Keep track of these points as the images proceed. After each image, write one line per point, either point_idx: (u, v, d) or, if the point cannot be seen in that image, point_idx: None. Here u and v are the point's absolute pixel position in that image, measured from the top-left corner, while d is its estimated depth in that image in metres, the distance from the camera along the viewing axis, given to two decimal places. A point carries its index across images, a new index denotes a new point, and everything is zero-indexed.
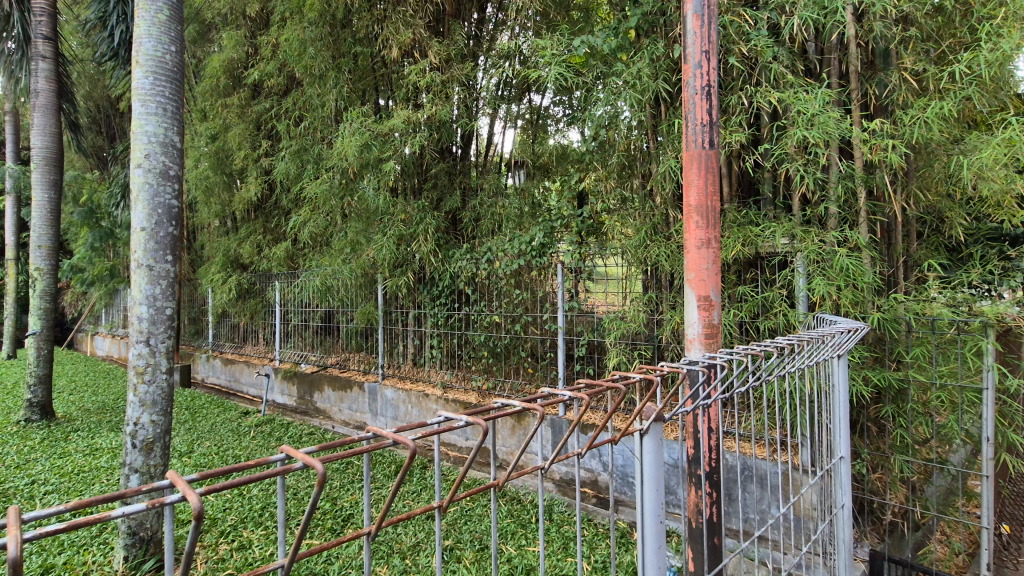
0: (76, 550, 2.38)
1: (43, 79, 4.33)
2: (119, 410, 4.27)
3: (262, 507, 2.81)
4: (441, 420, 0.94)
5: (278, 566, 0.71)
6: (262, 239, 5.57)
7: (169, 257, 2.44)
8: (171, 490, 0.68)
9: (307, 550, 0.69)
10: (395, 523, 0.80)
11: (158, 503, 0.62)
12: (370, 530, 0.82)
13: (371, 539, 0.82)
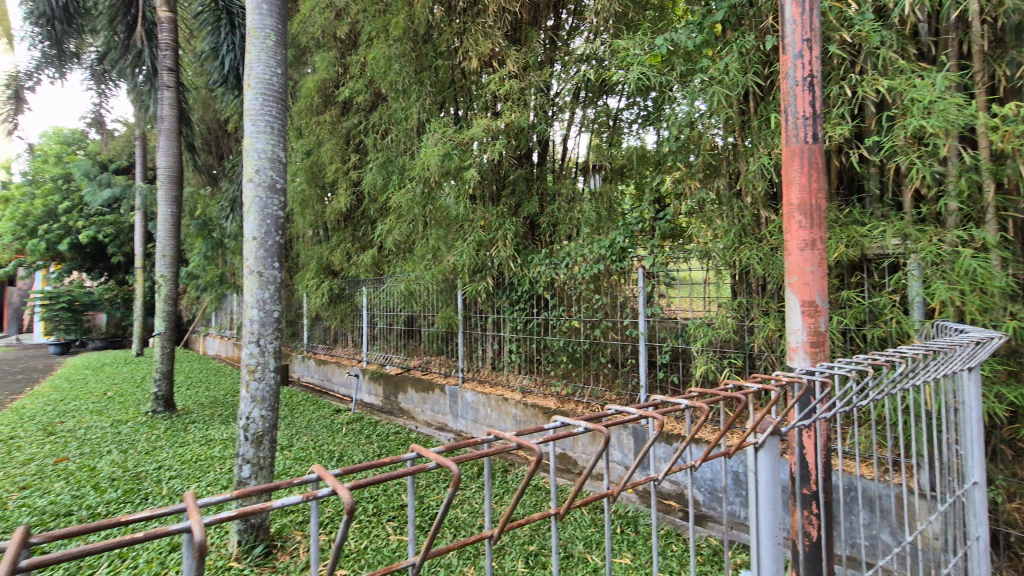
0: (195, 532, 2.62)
1: (167, 107, 4.85)
2: (228, 405, 4.65)
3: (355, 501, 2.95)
4: (561, 424, 0.99)
5: (409, 566, 0.77)
6: (351, 247, 5.87)
7: (276, 264, 2.64)
8: (317, 483, 0.78)
9: (434, 550, 0.77)
10: (516, 527, 0.87)
11: (309, 497, 0.72)
12: (492, 534, 0.90)
13: (492, 542, 0.91)
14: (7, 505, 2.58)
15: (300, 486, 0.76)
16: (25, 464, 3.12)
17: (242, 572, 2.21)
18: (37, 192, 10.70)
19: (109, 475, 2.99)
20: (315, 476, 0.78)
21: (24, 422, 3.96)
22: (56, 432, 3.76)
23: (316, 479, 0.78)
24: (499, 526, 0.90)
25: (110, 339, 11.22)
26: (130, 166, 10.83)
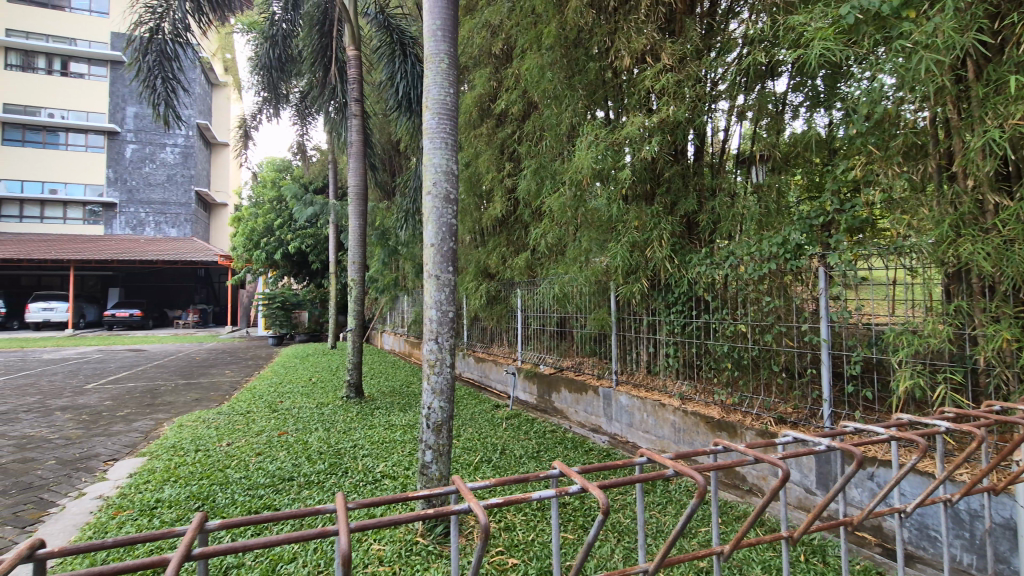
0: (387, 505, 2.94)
1: (355, 132, 5.58)
2: (404, 395, 5.18)
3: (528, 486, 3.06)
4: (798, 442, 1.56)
5: (643, 568, 1.21)
6: (506, 251, 6.15)
7: (451, 268, 2.85)
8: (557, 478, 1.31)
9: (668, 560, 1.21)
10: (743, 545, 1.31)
11: (562, 492, 1.18)
12: (723, 550, 1.34)
13: (724, 557, 1.34)
14: (249, 467, 3.18)
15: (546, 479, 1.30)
16: (259, 435, 3.82)
17: (427, 547, 2.41)
18: (259, 211, 13.04)
19: (318, 449, 3.52)
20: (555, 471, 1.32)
21: (256, 400, 4.85)
22: (278, 410, 4.54)
23: (558, 473, 1.31)
24: (729, 543, 1.34)
25: (311, 333, 13.29)
26: (324, 185, 12.66)
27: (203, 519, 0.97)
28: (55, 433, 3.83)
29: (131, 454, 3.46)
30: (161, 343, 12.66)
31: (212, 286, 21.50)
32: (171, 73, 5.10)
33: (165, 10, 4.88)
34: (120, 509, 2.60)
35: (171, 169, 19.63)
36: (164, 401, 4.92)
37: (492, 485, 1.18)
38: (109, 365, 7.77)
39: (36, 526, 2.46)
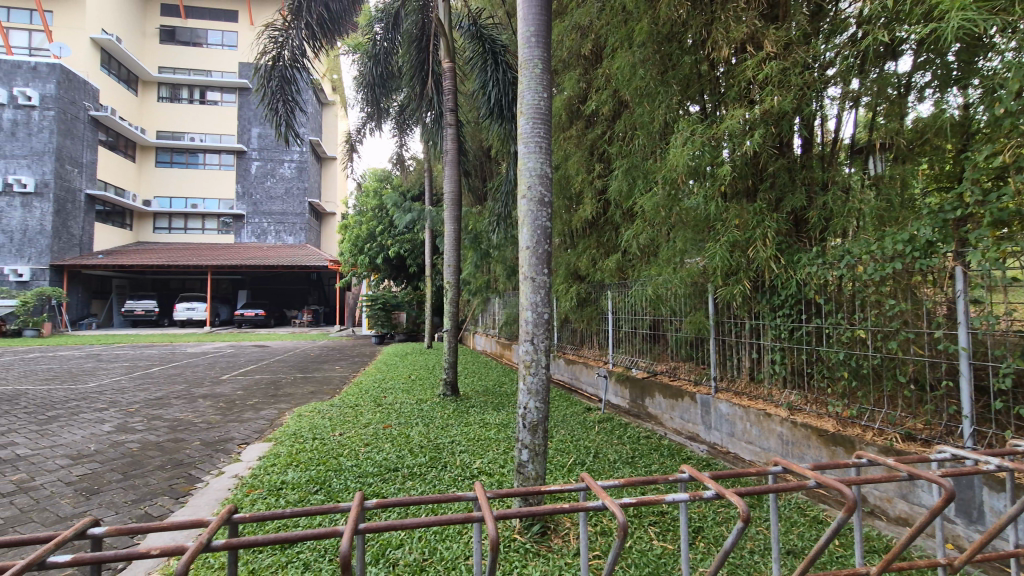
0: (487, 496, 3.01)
1: (450, 141, 5.82)
2: (498, 394, 5.32)
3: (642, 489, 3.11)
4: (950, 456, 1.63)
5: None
6: (596, 253, 6.09)
7: (546, 270, 2.84)
8: (688, 481, 1.43)
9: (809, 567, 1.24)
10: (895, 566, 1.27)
11: (698, 496, 1.26)
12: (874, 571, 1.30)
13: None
14: (359, 456, 3.43)
15: (676, 482, 1.41)
16: (366, 427, 4.10)
17: (524, 545, 2.45)
18: (363, 219, 13.99)
19: (419, 443, 3.71)
20: (684, 475, 1.43)
21: (363, 394, 5.22)
22: (382, 404, 4.85)
23: (688, 477, 1.42)
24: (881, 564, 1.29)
25: (409, 333, 14.05)
26: (421, 192, 13.31)
27: (360, 500, 1.21)
28: (199, 417, 4.37)
29: (260, 439, 3.87)
30: (280, 340, 14.01)
31: (322, 288, 23.41)
32: (290, 95, 5.62)
33: (285, 39, 5.44)
34: (253, 487, 2.92)
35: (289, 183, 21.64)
36: (285, 393, 5.44)
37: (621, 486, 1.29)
38: (240, 359, 8.74)
39: (187, 497, 2.84)
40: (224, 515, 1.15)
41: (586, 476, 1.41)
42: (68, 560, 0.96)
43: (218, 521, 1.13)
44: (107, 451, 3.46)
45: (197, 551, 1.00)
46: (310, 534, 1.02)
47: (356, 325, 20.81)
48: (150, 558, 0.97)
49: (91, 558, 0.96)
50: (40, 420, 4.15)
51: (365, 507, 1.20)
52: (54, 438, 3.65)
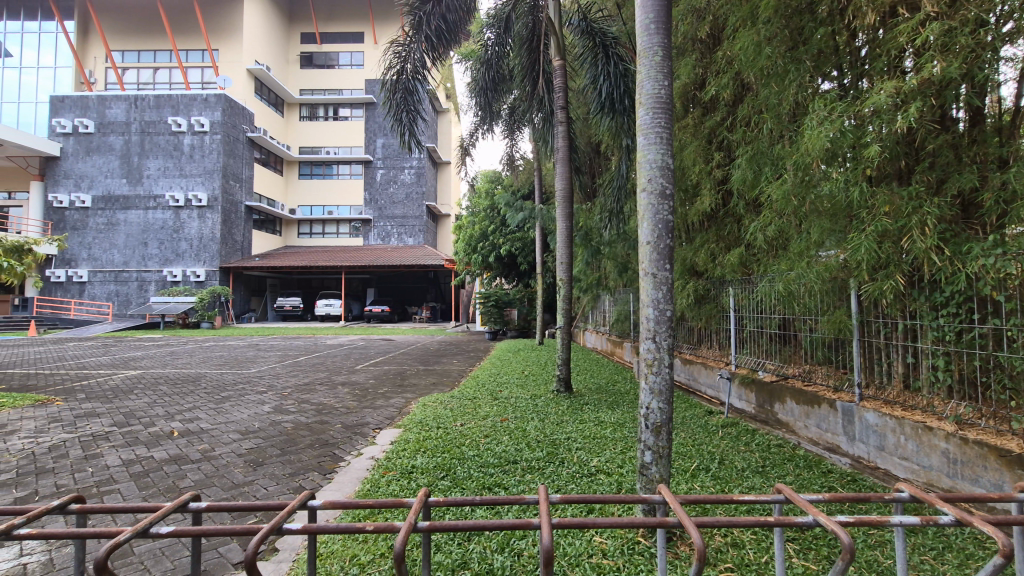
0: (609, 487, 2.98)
1: (561, 139, 5.84)
2: (613, 393, 5.23)
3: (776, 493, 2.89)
4: None
5: None
6: (716, 247, 5.74)
7: (668, 266, 2.62)
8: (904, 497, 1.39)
9: None
10: None
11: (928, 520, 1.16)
12: None
13: None
14: (480, 447, 3.57)
15: (894, 501, 1.34)
16: (485, 419, 4.26)
17: (651, 547, 2.35)
18: (476, 219, 14.47)
19: (536, 437, 3.76)
20: (903, 493, 1.38)
21: (480, 388, 5.44)
22: (499, 398, 5.00)
23: (908, 497, 1.35)
24: None
25: (520, 330, 14.32)
26: (530, 191, 13.50)
27: (546, 495, 1.24)
28: (339, 402, 4.84)
29: (390, 425, 4.18)
30: (404, 334, 15.07)
31: (439, 287, 24.79)
32: (413, 105, 5.98)
33: (407, 53, 5.83)
34: (387, 469, 3.16)
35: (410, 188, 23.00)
36: (410, 384, 5.83)
37: (829, 500, 1.27)
38: (370, 351, 9.55)
39: (334, 474, 3.15)
40: (420, 498, 1.24)
41: (784, 485, 1.36)
42: (301, 528, 1.09)
43: (416, 504, 1.22)
44: (267, 429, 3.96)
45: (408, 532, 1.08)
46: (505, 523, 1.09)
47: (470, 321, 21.61)
48: (367, 534, 1.04)
49: (315, 528, 1.08)
50: (216, 399, 4.87)
51: (551, 501, 1.24)
52: (228, 415, 4.27)
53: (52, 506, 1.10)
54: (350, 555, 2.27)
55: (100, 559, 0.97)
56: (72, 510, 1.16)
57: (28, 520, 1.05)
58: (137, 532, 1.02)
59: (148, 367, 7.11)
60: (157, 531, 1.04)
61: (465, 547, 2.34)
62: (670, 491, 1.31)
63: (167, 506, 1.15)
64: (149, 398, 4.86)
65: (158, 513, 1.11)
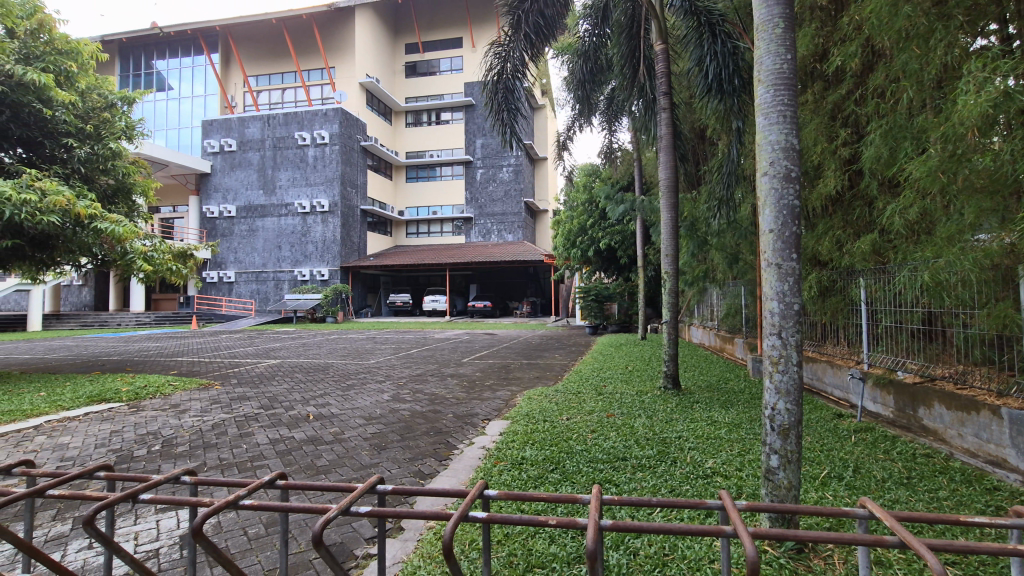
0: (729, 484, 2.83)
1: (664, 126, 5.61)
2: (726, 392, 4.95)
3: (929, 509, 2.54)
4: None
5: None
6: (842, 234, 5.20)
7: (795, 255, 2.43)
8: None
9: None
10: None
11: None
12: None
13: None
14: (587, 442, 3.56)
15: None
16: (591, 414, 4.24)
17: (779, 559, 2.19)
18: (574, 214, 14.39)
19: (645, 434, 3.67)
20: None
21: (584, 382, 5.42)
22: (604, 393, 4.95)
23: None
24: None
25: (622, 325, 14.02)
26: (630, 183, 13.14)
27: (730, 499, 1.18)
28: (450, 393, 5.09)
29: (498, 417, 4.32)
30: (506, 329, 15.43)
31: (539, 282, 25.06)
32: (513, 104, 6.07)
33: (507, 53, 5.93)
34: (499, 459, 3.26)
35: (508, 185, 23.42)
36: (515, 377, 5.97)
37: None
38: (474, 345, 9.92)
39: (449, 461, 3.31)
40: (594, 495, 1.17)
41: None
42: (486, 518, 1.07)
43: (592, 501, 1.15)
44: (388, 415, 4.26)
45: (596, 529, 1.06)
46: (695, 529, 0.95)
47: (569, 315, 21.54)
48: (552, 527, 1.01)
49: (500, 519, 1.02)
50: (342, 387, 5.34)
51: (737, 507, 1.17)
52: (353, 402, 4.66)
53: (262, 481, 1.21)
54: (468, 541, 2.36)
55: (316, 534, 1.03)
56: (279, 485, 1.26)
57: (247, 494, 1.15)
58: (340, 510, 1.08)
59: (284, 357, 7.97)
60: (355, 509, 1.10)
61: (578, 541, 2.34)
62: (877, 505, 1.16)
63: (360, 487, 1.21)
64: (286, 385, 5.45)
65: (354, 493, 1.17)
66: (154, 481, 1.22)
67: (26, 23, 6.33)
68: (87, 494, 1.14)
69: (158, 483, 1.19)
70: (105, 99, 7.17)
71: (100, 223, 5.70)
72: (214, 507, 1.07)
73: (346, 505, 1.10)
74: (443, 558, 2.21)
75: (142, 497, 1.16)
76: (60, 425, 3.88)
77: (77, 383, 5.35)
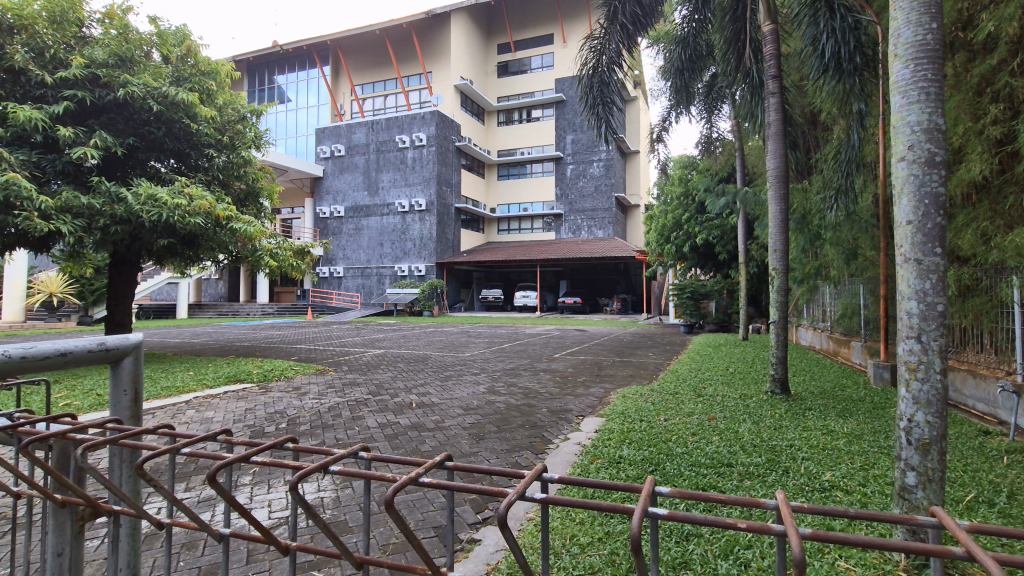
0: (855, 498, 2.57)
1: (773, 112, 5.22)
2: (842, 399, 4.55)
3: None
4: None
5: None
6: (989, 226, 4.54)
7: (939, 249, 2.16)
8: None
9: None
10: None
11: None
12: None
13: None
14: (688, 444, 3.43)
15: None
16: (691, 416, 4.08)
17: None
18: (669, 208, 13.90)
19: (751, 440, 3.46)
20: None
21: (681, 382, 5.24)
22: (704, 395, 4.74)
23: None
24: None
25: (720, 324, 13.37)
26: (730, 174, 12.43)
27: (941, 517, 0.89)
28: (543, 388, 5.13)
29: (593, 413, 4.28)
30: (597, 325, 15.28)
31: (630, 278, 24.49)
32: (608, 96, 5.97)
33: (603, 45, 5.83)
34: (595, 456, 3.23)
35: (598, 180, 23.07)
36: (608, 374, 5.90)
37: None
38: (566, 341, 9.95)
39: (545, 455, 3.35)
40: (780, 499, 0.89)
41: None
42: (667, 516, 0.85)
43: (779, 507, 0.87)
44: (485, 406, 4.39)
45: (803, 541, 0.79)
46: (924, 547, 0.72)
47: (662, 313, 20.76)
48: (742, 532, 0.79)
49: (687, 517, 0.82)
50: (441, 378, 5.59)
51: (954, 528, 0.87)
52: (452, 392, 4.86)
53: (435, 461, 1.03)
54: (570, 534, 2.37)
55: (502, 515, 0.87)
56: (450, 467, 1.07)
57: (424, 471, 0.98)
58: (517, 493, 0.91)
59: (388, 347, 8.51)
60: (532, 495, 0.92)
61: (684, 547, 2.26)
62: None
63: (529, 474, 1.01)
64: (391, 373, 5.82)
65: (524, 480, 0.99)
66: (335, 454, 1.07)
67: (178, 50, 7.27)
68: (288, 464, 1.03)
69: (345, 455, 1.03)
70: (239, 112, 8.01)
71: (236, 223, 6.42)
72: (403, 483, 0.90)
73: (524, 488, 0.93)
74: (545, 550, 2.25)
75: (329, 469, 1.00)
76: (206, 401, 4.43)
77: (219, 365, 6.09)
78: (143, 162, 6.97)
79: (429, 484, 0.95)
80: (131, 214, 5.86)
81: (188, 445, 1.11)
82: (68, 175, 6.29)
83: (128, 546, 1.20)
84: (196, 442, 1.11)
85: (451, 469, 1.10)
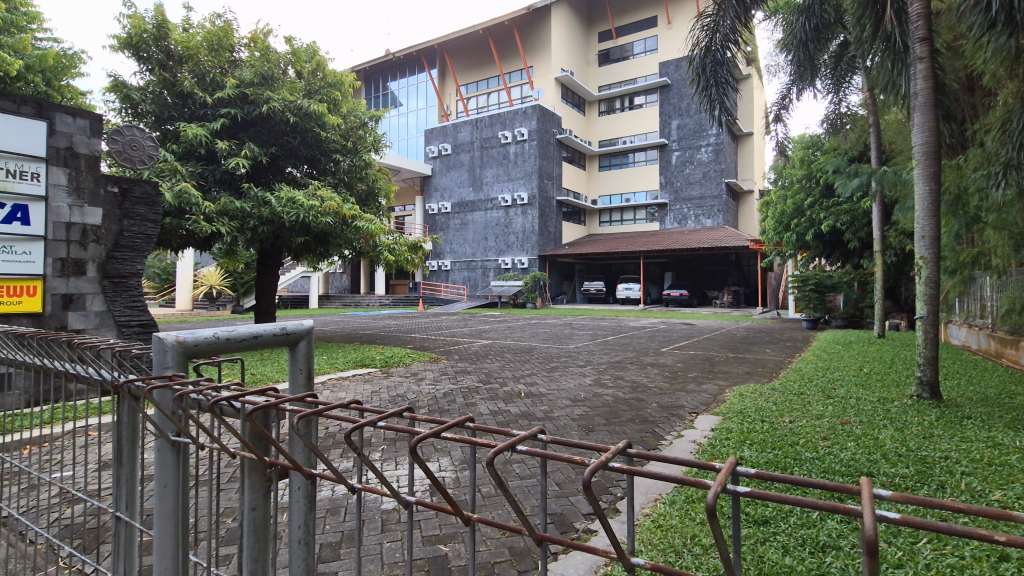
0: None
1: (921, 80, 4.61)
2: (1012, 408, 3.92)
3: None
4: None
5: None
6: None
7: None
8: None
9: None
10: None
11: None
12: None
13: None
14: (819, 449, 3.17)
15: None
16: (820, 419, 3.76)
17: None
18: (789, 191, 12.82)
19: (894, 449, 3.12)
20: None
21: (807, 382, 4.84)
22: (834, 396, 4.35)
23: None
24: None
25: (850, 319, 12.17)
26: (862, 152, 11.17)
27: None
28: (652, 382, 5.02)
29: (707, 411, 4.11)
30: (705, 319, 14.61)
31: (741, 270, 22.98)
32: (722, 77, 5.65)
33: (716, 23, 5.51)
34: (713, 456, 3.10)
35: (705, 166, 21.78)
36: (722, 370, 5.62)
37: None
38: (673, 334, 9.62)
39: (659, 451, 3.27)
40: None
41: None
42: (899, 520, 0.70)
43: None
44: (594, 399, 4.38)
45: None
46: None
47: (780, 307, 19.29)
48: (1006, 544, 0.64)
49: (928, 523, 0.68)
50: (548, 368, 5.68)
51: None
52: (559, 383, 4.92)
53: (620, 446, 0.92)
54: (690, 532, 2.31)
55: (710, 506, 0.77)
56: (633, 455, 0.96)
57: (611, 456, 0.90)
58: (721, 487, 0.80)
59: (495, 338, 8.81)
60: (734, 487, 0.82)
61: (819, 559, 2.07)
62: None
63: (723, 467, 0.85)
64: (500, 363, 6.02)
65: (720, 473, 0.86)
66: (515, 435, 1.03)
67: (309, 65, 8.02)
68: (480, 440, 0.98)
69: (527, 437, 1.00)
70: (360, 119, 8.61)
71: (360, 222, 6.99)
72: (596, 465, 0.84)
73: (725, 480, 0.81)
74: (666, 547, 2.19)
75: (514, 449, 0.97)
76: (339, 382, 4.92)
77: (347, 350, 6.73)
78: (281, 170, 7.84)
79: (617, 470, 0.88)
80: (274, 215, 6.62)
81: (381, 419, 1.12)
82: (224, 183, 7.25)
83: (303, 505, 1.25)
84: (386, 417, 1.13)
85: (631, 457, 0.99)
